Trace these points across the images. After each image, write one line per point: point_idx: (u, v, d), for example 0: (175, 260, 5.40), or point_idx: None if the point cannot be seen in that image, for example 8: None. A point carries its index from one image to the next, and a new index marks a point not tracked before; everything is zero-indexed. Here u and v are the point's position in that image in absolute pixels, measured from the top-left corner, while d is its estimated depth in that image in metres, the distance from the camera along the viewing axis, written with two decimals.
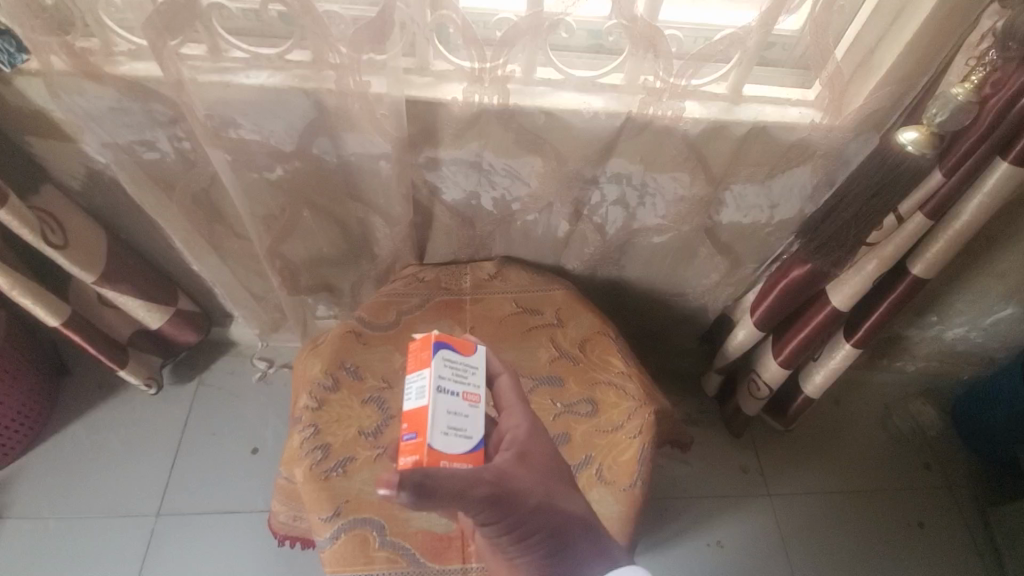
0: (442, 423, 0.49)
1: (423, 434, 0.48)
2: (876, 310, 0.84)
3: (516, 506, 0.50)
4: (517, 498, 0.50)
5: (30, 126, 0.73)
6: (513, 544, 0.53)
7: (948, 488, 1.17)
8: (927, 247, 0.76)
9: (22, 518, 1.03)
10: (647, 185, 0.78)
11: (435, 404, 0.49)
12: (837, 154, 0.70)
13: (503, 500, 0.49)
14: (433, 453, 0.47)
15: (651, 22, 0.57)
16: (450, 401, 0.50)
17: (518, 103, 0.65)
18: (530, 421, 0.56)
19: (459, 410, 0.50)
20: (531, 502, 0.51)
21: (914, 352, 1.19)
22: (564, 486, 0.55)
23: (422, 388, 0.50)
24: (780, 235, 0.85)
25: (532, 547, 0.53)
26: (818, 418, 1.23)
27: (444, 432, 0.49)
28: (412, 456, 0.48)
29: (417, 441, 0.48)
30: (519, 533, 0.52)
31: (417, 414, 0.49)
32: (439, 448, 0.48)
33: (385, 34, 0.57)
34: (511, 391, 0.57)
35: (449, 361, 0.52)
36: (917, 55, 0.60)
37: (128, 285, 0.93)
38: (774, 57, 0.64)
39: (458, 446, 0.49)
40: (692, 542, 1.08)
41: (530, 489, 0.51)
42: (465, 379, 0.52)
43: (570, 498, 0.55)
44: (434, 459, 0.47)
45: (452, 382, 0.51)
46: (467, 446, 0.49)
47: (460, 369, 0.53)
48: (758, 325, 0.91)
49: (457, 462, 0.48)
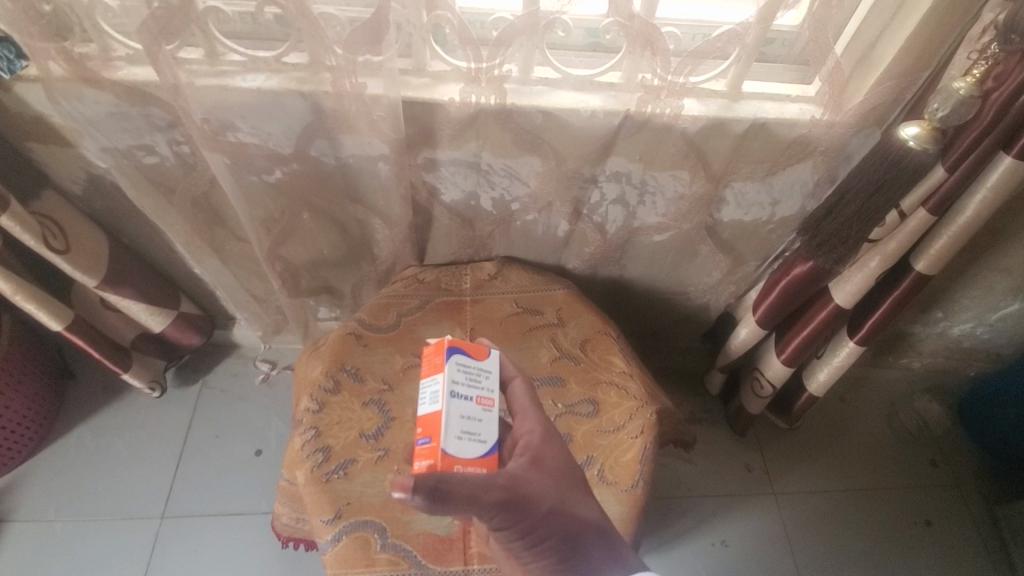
0: (455, 427, 0.49)
1: (437, 439, 0.48)
2: (879, 307, 0.83)
3: (529, 511, 0.50)
4: (529, 503, 0.50)
5: (30, 132, 0.73)
6: (525, 550, 0.53)
7: (957, 486, 1.16)
8: (930, 244, 0.75)
9: (29, 522, 1.03)
10: (646, 183, 0.78)
11: (448, 409, 0.49)
12: (838, 150, 0.69)
13: (516, 505, 0.49)
14: (447, 457, 0.47)
15: (649, 20, 0.56)
16: (463, 406, 0.50)
17: (516, 103, 0.65)
18: (544, 425, 0.56)
19: (473, 414, 0.50)
20: (543, 507, 0.51)
21: (920, 348, 1.18)
22: (577, 492, 0.55)
23: (435, 393, 0.50)
24: (781, 232, 0.84)
25: (543, 554, 0.53)
26: (823, 417, 1.23)
27: (457, 437, 0.48)
28: (426, 461, 0.48)
29: (430, 445, 0.48)
30: (531, 539, 0.52)
31: (430, 419, 0.49)
32: (452, 452, 0.48)
33: (381, 35, 0.57)
34: (524, 396, 0.57)
35: (462, 366, 0.52)
36: (918, 49, 0.59)
37: (130, 288, 0.94)
38: (773, 54, 0.63)
39: (471, 450, 0.48)
40: (697, 541, 1.07)
41: (542, 495, 0.51)
42: (478, 384, 0.52)
43: (583, 504, 0.54)
44: (448, 464, 0.47)
45: (465, 386, 0.51)
46: (481, 450, 0.49)
47: (474, 374, 0.53)
48: (761, 323, 0.90)
49: (471, 467, 0.48)
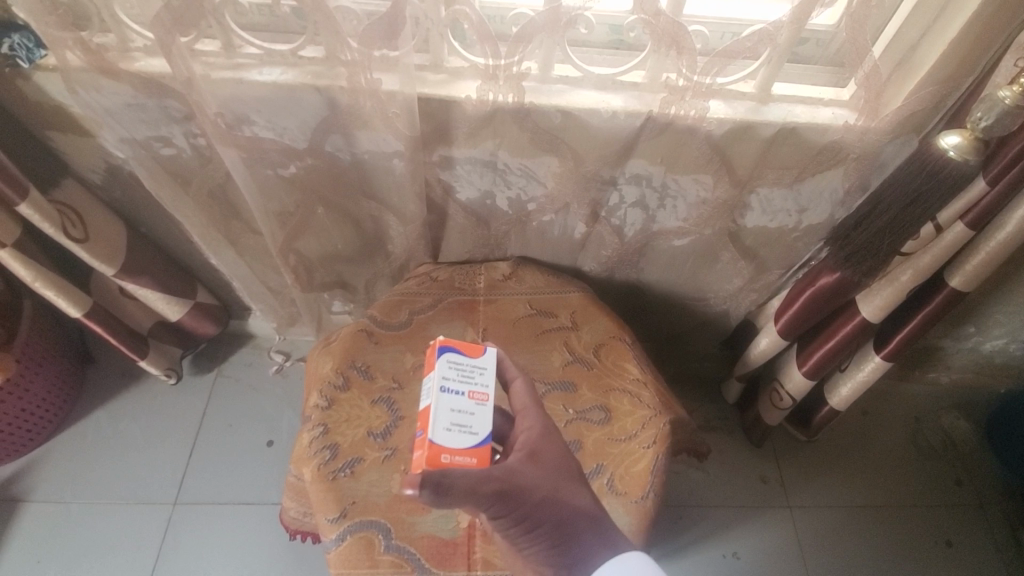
0: (444, 419, 0.48)
1: (426, 431, 0.48)
2: (908, 324, 0.79)
3: (522, 501, 0.50)
4: (524, 493, 0.50)
5: (51, 121, 0.74)
6: (520, 537, 0.53)
7: (980, 506, 1.11)
8: (967, 258, 0.71)
9: (47, 502, 1.06)
10: (668, 186, 0.75)
11: (436, 403, 0.49)
12: (872, 158, 0.66)
13: (511, 496, 0.49)
14: (434, 447, 0.47)
15: (675, 17, 0.54)
16: (453, 400, 0.49)
17: (534, 102, 0.63)
18: (544, 422, 0.56)
19: (463, 408, 0.49)
20: (536, 496, 0.51)
21: (948, 363, 1.14)
22: (573, 482, 0.54)
23: (427, 390, 0.51)
24: (808, 240, 0.81)
25: (537, 539, 0.53)
26: (844, 430, 1.19)
27: (447, 428, 0.48)
28: (419, 452, 0.48)
29: (422, 437, 0.49)
30: (526, 526, 0.52)
31: (423, 413, 0.50)
32: (440, 442, 0.47)
33: (397, 30, 0.55)
34: (525, 394, 0.57)
35: (454, 364, 0.52)
36: (963, 53, 0.56)
37: (148, 278, 0.94)
38: (806, 54, 0.60)
39: (460, 441, 0.48)
40: (708, 552, 1.05)
41: (537, 485, 0.52)
42: (471, 380, 0.51)
43: (578, 493, 0.54)
44: (435, 454, 0.47)
45: (456, 382, 0.51)
46: (472, 441, 0.48)
47: (467, 370, 0.52)
48: (783, 334, 0.87)
49: (459, 456, 0.47)
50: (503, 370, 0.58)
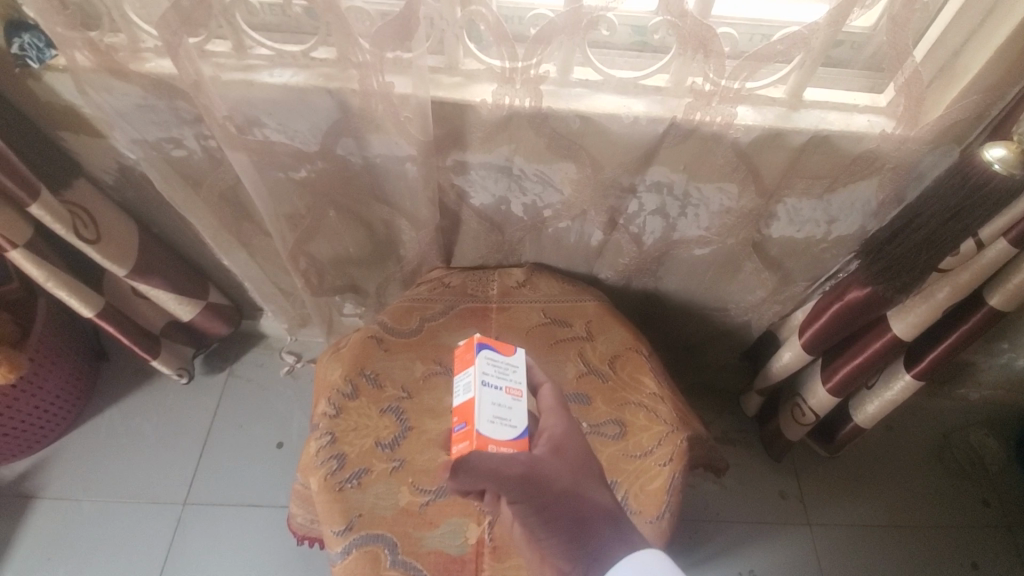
0: (488, 412, 0.49)
1: (471, 423, 0.48)
2: (944, 341, 0.75)
3: (544, 488, 0.49)
4: (548, 482, 0.49)
5: (63, 122, 0.73)
6: (540, 528, 0.51)
7: (1009, 527, 1.06)
8: (1009, 276, 0.67)
9: (60, 500, 1.06)
10: (690, 195, 0.72)
11: (480, 397, 0.49)
12: (908, 168, 0.63)
13: (534, 482, 0.48)
14: (481, 438, 0.47)
15: (702, 18, 0.51)
16: (494, 394, 0.50)
17: (552, 107, 0.60)
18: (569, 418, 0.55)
19: (504, 402, 0.50)
20: (558, 485, 0.50)
21: (979, 378, 1.09)
22: (594, 477, 0.53)
23: (467, 385, 0.51)
24: (836, 251, 0.78)
25: (556, 532, 0.50)
26: (868, 447, 1.14)
27: (490, 421, 0.48)
28: (463, 444, 0.48)
29: (466, 429, 0.48)
30: (545, 516, 0.50)
31: (463, 408, 0.50)
32: (487, 434, 0.48)
33: (410, 32, 0.53)
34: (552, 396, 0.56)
35: (491, 360, 0.52)
36: (1011, 59, 0.52)
37: (160, 279, 0.94)
38: (838, 57, 0.58)
39: (504, 433, 0.48)
40: (723, 569, 1.02)
41: (559, 475, 0.50)
42: (507, 376, 0.52)
43: (597, 488, 0.53)
44: (482, 444, 0.47)
45: (495, 377, 0.51)
46: (514, 434, 0.49)
47: (503, 367, 0.53)
48: (807, 348, 0.83)
49: (505, 447, 0.48)
50: (531, 375, 0.57)
